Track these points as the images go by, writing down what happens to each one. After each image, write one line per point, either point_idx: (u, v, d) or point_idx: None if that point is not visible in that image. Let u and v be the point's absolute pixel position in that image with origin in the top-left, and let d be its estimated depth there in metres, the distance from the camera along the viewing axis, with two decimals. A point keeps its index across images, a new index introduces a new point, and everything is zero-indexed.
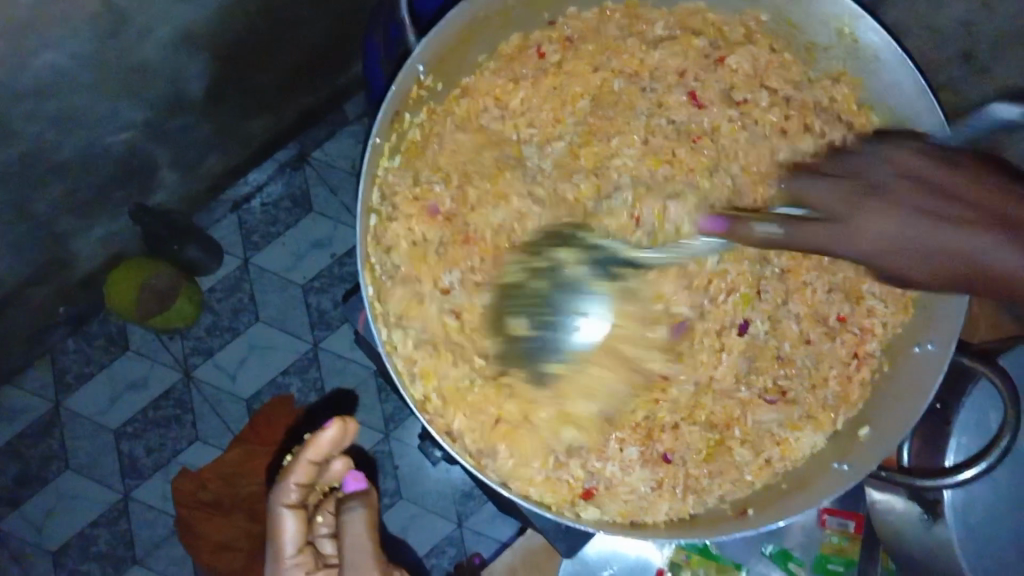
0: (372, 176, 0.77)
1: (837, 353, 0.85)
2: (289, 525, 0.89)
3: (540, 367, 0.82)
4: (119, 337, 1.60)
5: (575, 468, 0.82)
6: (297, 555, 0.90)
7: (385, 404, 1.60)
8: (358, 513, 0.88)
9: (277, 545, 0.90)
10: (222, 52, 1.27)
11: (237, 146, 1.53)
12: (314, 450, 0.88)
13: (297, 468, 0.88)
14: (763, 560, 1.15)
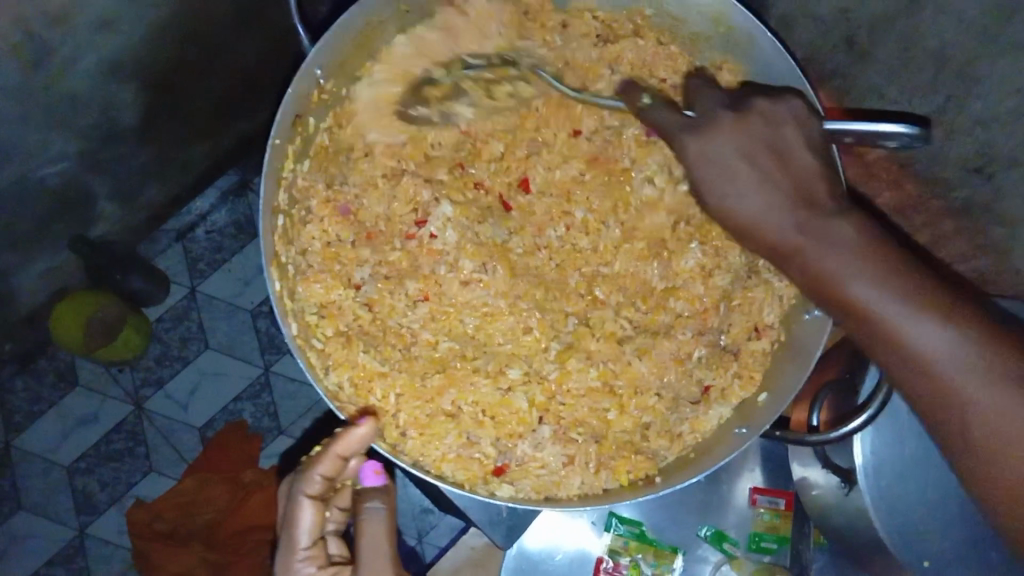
0: (277, 181, 0.80)
1: (738, 327, 0.89)
2: (305, 516, 0.85)
3: (464, 353, 0.89)
4: (69, 373, 1.60)
5: (486, 446, 0.87)
6: (310, 548, 0.86)
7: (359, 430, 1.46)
8: (377, 515, 0.88)
9: (290, 535, 0.86)
10: (150, 82, 1.27)
11: (178, 172, 1.52)
12: (342, 445, 0.82)
13: (324, 460, 0.82)
14: (701, 543, 1.16)
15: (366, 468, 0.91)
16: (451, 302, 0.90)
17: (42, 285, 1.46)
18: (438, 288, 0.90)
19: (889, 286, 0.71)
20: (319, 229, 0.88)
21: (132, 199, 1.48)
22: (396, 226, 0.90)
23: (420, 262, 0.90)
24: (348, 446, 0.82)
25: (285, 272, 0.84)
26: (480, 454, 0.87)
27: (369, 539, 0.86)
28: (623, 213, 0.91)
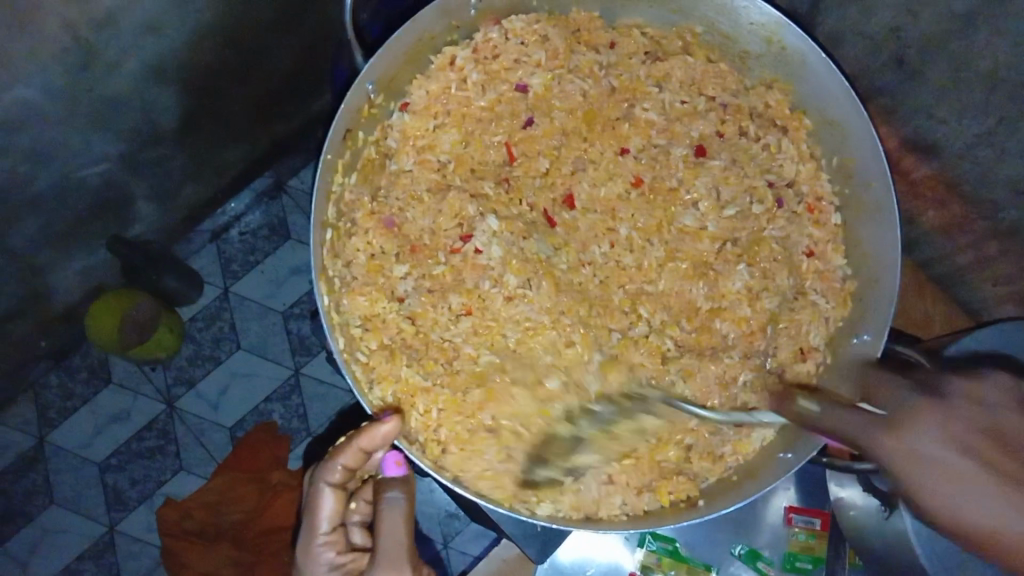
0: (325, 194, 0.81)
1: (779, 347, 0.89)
2: (327, 503, 0.87)
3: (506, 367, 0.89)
4: (102, 369, 1.61)
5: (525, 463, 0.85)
6: (329, 533, 0.88)
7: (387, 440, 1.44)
8: (397, 505, 0.86)
9: (313, 519, 0.87)
10: (191, 85, 1.28)
11: (215, 174, 1.53)
12: (367, 440, 0.82)
13: (347, 453, 0.82)
14: (733, 561, 1.15)
15: (385, 459, 0.89)
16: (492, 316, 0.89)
17: (79, 283, 1.48)
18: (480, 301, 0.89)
19: (945, 464, 0.66)
20: (364, 241, 0.88)
21: (168, 199, 1.49)
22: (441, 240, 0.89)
23: (465, 278, 0.89)
24: (374, 442, 0.81)
25: (329, 283, 0.85)
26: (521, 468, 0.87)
27: (385, 525, 0.86)
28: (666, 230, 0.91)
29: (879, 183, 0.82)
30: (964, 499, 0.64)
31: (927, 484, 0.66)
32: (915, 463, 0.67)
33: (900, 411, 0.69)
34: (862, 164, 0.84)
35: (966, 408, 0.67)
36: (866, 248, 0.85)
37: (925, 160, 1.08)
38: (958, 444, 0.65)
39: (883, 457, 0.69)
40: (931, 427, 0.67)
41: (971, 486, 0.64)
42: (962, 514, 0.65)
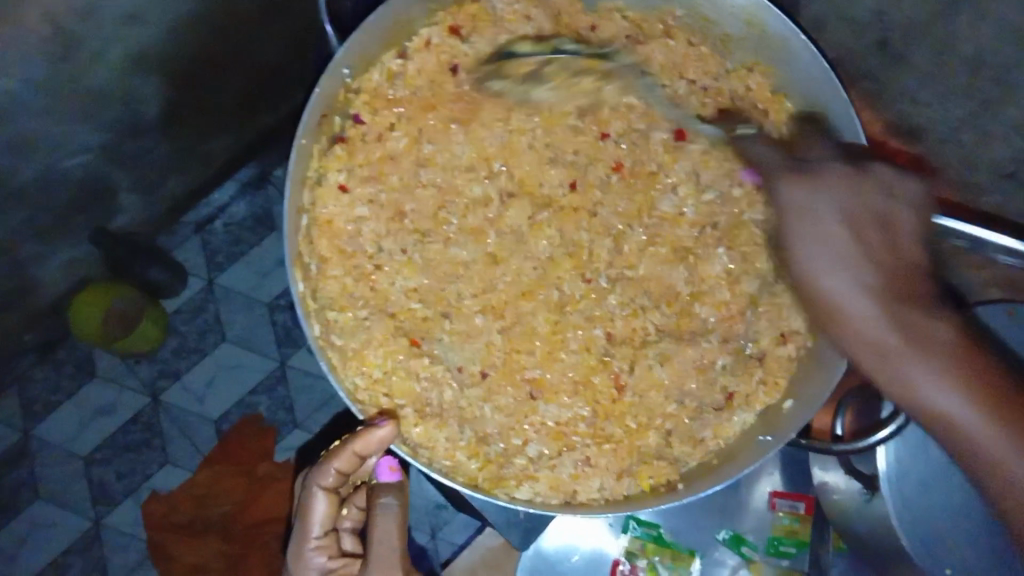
0: (301, 177, 0.81)
1: (762, 332, 0.88)
2: (320, 506, 0.87)
3: (490, 354, 0.89)
4: (88, 363, 1.60)
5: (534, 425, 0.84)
6: (322, 537, 0.89)
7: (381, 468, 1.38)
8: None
9: (305, 523, 0.88)
10: (175, 74, 1.27)
11: (199, 164, 1.51)
12: (363, 444, 0.80)
13: (340, 455, 0.80)
14: (718, 547, 1.15)
15: (384, 465, 0.84)
16: (473, 300, 0.89)
17: (63, 276, 1.46)
18: (458, 287, 0.89)
19: (835, 238, 0.78)
20: (344, 227, 0.87)
21: (152, 190, 1.48)
22: (423, 227, 0.89)
23: (446, 265, 0.89)
24: (370, 447, 0.80)
25: (306, 269, 0.84)
26: (499, 447, 0.87)
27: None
28: (649, 215, 0.90)
29: (860, 169, 0.81)
30: (833, 277, 0.78)
31: (808, 249, 0.80)
32: (808, 231, 0.80)
33: (806, 175, 0.81)
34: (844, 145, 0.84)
35: (854, 195, 0.78)
36: None
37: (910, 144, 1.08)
38: (841, 220, 0.78)
39: (786, 210, 0.82)
40: (822, 198, 0.79)
41: (836, 261, 0.78)
42: (826, 286, 0.79)
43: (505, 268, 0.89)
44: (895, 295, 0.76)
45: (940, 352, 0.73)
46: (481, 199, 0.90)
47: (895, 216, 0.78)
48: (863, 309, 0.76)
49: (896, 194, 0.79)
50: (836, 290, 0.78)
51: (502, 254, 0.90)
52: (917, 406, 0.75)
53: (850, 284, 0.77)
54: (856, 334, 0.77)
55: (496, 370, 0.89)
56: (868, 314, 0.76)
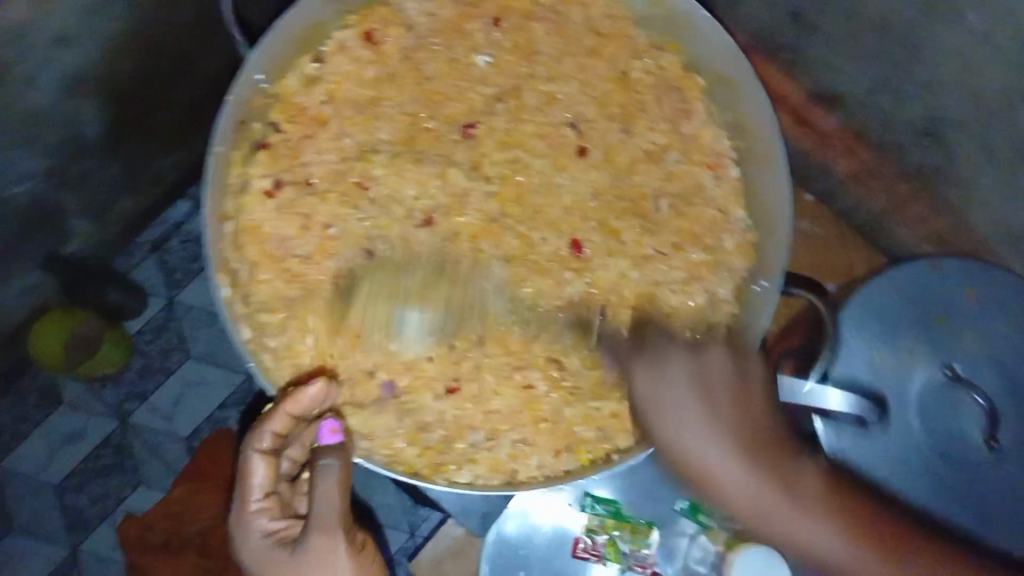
0: (223, 183, 0.83)
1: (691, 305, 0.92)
2: (258, 469, 0.88)
3: (433, 346, 0.90)
4: (53, 391, 1.60)
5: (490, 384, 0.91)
6: (262, 500, 0.89)
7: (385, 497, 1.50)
8: (330, 470, 0.82)
9: (244, 487, 0.88)
10: (113, 95, 1.27)
11: (147, 184, 1.52)
12: (294, 404, 0.83)
13: (274, 417, 0.83)
14: (677, 519, 1.16)
15: (321, 429, 0.86)
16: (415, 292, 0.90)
17: (20, 307, 1.46)
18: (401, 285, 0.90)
19: (703, 418, 0.87)
20: (273, 232, 0.88)
21: (103, 215, 1.48)
22: (352, 225, 0.89)
23: (379, 264, 0.90)
24: (302, 404, 0.83)
25: (234, 276, 0.86)
26: (437, 436, 0.91)
27: (319, 493, 0.83)
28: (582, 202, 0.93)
29: (768, 138, 0.86)
30: (775, 506, 0.86)
31: (693, 438, 0.87)
32: (681, 413, 0.87)
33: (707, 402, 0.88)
34: (752, 115, 0.88)
35: (764, 433, 0.88)
36: (763, 203, 0.89)
37: (834, 110, 1.10)
38: (739, 432, 0.87)
39: (654, 400, 0.89)
40: (710, 454, 0.87)
41: (709, 428, 0.87)
42: (703, 454, 0.87)
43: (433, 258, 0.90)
44: (825, 510, 0.86)
45: (880, 544, 0.84)
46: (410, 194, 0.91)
47: (747, 391, 0.88)
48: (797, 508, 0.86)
49: (745, 395, 0.88)
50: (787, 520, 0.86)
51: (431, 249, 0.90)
52: None
53: (788, 499, 0.86)
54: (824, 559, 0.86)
55: (437, 361, 0.91)
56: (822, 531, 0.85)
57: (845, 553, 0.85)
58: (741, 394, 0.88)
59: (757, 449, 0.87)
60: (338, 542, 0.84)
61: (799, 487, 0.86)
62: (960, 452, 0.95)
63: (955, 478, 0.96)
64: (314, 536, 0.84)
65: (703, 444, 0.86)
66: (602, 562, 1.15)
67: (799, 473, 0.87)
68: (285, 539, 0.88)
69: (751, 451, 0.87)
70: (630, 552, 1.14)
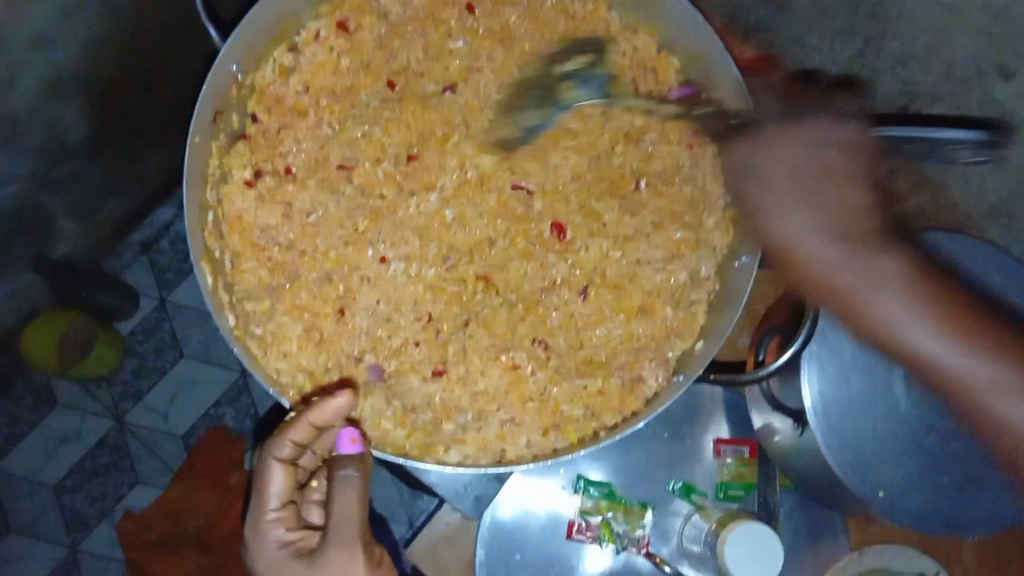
0: (202, 174, 0.84)
1: (672, 283, 0.93)
2: (277, 478, 0.87)
3: (418, 331, 0.91)
4: (47, 393, 1.61)
5: (476, 367, 0.91)
6: (280, 509, 0.88)
7: (380, 488, 1.56)
8: (349, 483, 0.82)
9: (261, 495, 0.87)
10: (91, 95, 1.27)
11: (133, 184, 1.52)
12: (318, 415, 0.83)
13: (297, 427, 0.82)
14: (671, 499, 1.17)
15: (341, 437, 0.86)
16: (399, 279, 0.91)
17: (9, 310, 1.46)
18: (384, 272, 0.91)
19: (794, 202, 0.82)
20: (255, 220, 0.89)
21: (90, 216, 1.48)
22: (333, 213, 0.91)
23: (361, 250, 0.91)
24: (325, 415, 0.83)
25: (219, 267, 0.87)
26: (425, 417, 0.89)
27: (338, 504, 0.81)
28: (564, 185, 0.93)
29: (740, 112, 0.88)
30: (902, 310, 0.81)
31: (786, 222, 0.82)
32: (770, 200, 0.83)
33: (800, 199, 0.82)
34: (728, 92, 0.89)
35: (862, 169, 0.81)
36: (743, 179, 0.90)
37: None
38: (859, 224, 0.81)
39: (749, 190, 0.85)
40: (808, 243, 0.82)
41: (807, 221, 0.81)
42: (794, 240, 0.82)
43: (414, 244, 0.91)
44: (954, 320, 0.80)
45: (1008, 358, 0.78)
46: (390, 181, 0.91)
47: (847, 169, 0.81)
48: (903, 303, 0.81)
49: (839, 146, 0.82)
50: (891, 318, 0.81)
51: (412, 235, 0.91)
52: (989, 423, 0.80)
53: (887, 293, 0.81)
54: (933, 368, 0.80)
55: (423, 346, 0.91)
56: (931, 335, 0.80)
57: (958, 358, 0.79)
58: (842, 179, 0.81)
59: (846, 223, 0.81)
60: (358, 556, 0.82)
61: (892, 283, 0.81)
62: (944, 424, 0.98)
63: (940, 449, 0.99)
64: (334, 550, 0.81)
65: (798, 234, 0.82)
66: (596, 543, 1.15)
67: (901, 268, 0.81)
68: (301, 550, 0.87)
69: (851, 242, 0.81)
70: (624, 532, 1.15)
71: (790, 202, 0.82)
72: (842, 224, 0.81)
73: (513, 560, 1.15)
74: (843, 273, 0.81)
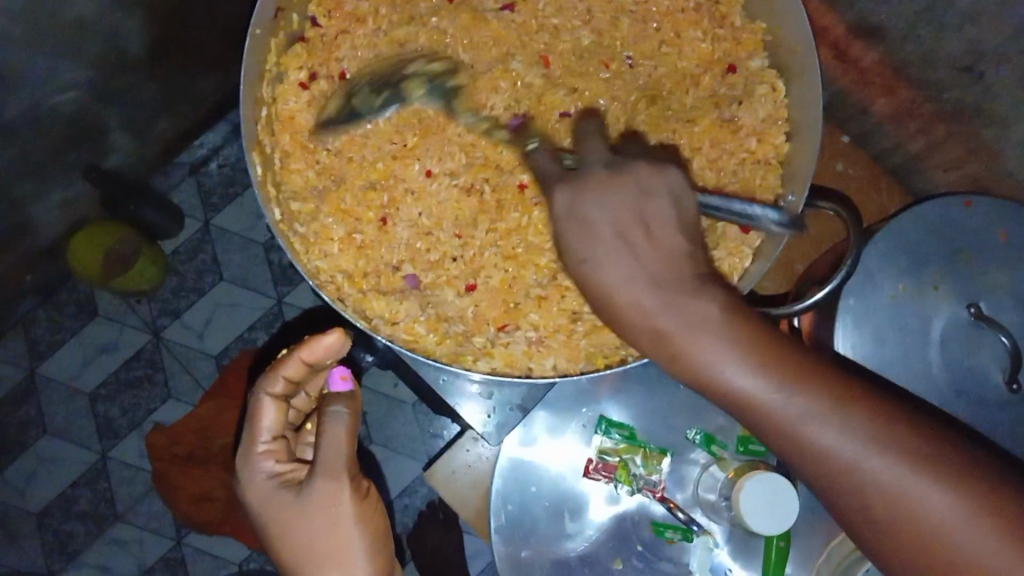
0: (259, 70, 0.86)
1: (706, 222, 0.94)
2: (269, 412, 0.94)
3: (467, 252, 0.93)
4: (89, 303, 1.65)
5: (510, 290, 0.92)
6: (270, 442, 0.95)
7: (400, 423, 1.61)
8: (340, 418, 0.90)
9: (252, 429, 0.94)
10: (157, 9, 1.28)
11: (187, 103, 1.54)
12: (309, 351, 0.93)
13: (289, 363, 0.93)
14: (690, 447, 1.17)
15: (333, 375, 0.97)
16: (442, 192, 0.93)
17: (61, 216, 1.50)
18: (428, 186, 0.93)
19: (608, 240, 0.69)
20: (306, 123, 0.90)
21: (143, 131, 1.51)
22: (379, 123, 0.92)
23: (408, 163, 0.92)
24: (315, 352, 0.93)
25: (266, 170, 0.88)
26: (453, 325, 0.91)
27: (329, 436, 0.90)
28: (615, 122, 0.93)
29: (806, 48, 0.86)
30: (718, 352, 0.69)
31: (619, 273, 0.69)
32: (598, 239, 0.70)
33: (627, 245, 0.69)
34: (795, 27, 0.87)
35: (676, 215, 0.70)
36: (803, 118, 0.88)
37: (871, 46, 1.06)
38: (680, 273, 0.69)
39: (573, 246, 0.70)
40: (659, 315, 0.69)
41: (627, 264, 0.69)
42: (625, 295, 0.69)
43: (459, 159, 0.92)
44: (782, 362, 0.71)
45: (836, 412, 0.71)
46: (439, 96, 0.92)
47: (627, 198, 0.70)
48: (737, 356, 0.70)
49: (673, 196, 0.71)
50: (722, 371, 0.70)
51: (458, 150, 0.92)
52: (834, 469, 0.71)
53: (702, 336, 0.69)
54: (774, 424, 0.71)
55: (461, 261, 0.93)
56: (765, 393, 0.71)
57: (785, 407, 0.71)
58: (647, 215, 0.70)
59: (659, 264, 0.69)
60: (343, 486, 0.91)
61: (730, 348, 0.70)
62: (977, 390, 0.96)
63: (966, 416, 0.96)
64: (320, 480, 0.90)
65: (644, 304, 0.69)
66: (611, 482, 1.16)
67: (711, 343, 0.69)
68: (291, 480, 0.94)
69: (695, 311, 0.69)
70: (640, 474, 1.15)
71: (604, 233, 0.70)
72: (651, 274, 0.69)
73: (529, 493, 1.16)
74: (765, 397, 0.71)
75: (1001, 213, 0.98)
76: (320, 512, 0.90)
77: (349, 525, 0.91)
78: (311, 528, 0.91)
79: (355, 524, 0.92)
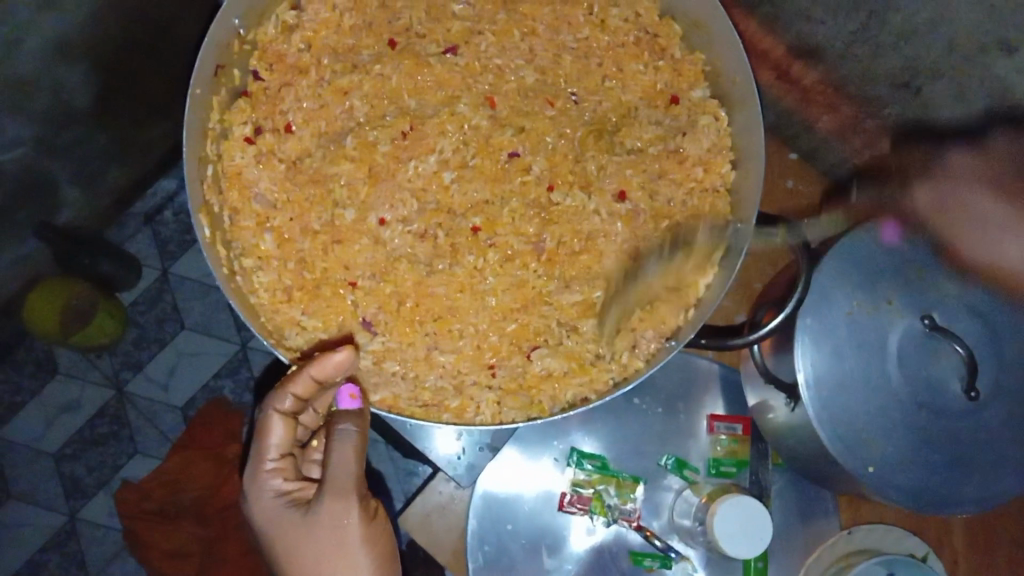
0: (203, 128, 0.85)
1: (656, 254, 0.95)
2: (277, 429, 0.91)
3: (429, 303, 0.92)
4: (48, 361, 1.61)
5: (470, 330, 0.93)
6: (277, 460, 0.93)
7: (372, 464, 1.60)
8: (348, 437, 0.85)
9: (262, 445, 0.93)
10: (98, 61, 1.27)
11: (137, 154, 1.52)
12: (319, 369, 0.84)
13: (297, 381, 0.84)
14: (662, 473, 1.17)
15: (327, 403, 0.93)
16: (397, 241, 0.92)
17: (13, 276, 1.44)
18: (384, 234, 0.92)
19: None
20: (254, 177, 0.90)
21: (94, 184, 1.48)
22: (325, 172, 0.91)
23: (361, 212, 0.92)
24: (325, 371, 0.84)
25: (219, 226, 0.87)
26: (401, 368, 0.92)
27: (336, 458, 0.86)
28: (564, 156, 0.94)
29: (742, 78, 0.87)
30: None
31: None
32: None
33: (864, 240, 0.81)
34: (731, 60, 0.88)
35: None
36: (746, 146, 0.90)
37: (812, 65, 1.07)
38: None
39: None
40: None
41: None
42: None
43: (411, 205, 0.92)
44: None
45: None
46: (386, 142, 0.92)
47: None
48: None
49: None
50: None
51: (410, 197, 0.92)
52: None
53: None
54: None
55: (419, 307, 0.92)
56: None
57: None
58: None
59: None
60: (352, 506, 0.89)
61: None
62: (937, 402, 0.95)
63: (924, 425, 0.96)
64: (328, 500, 0.88)
65: None
66: (587, 515, 1.15)
67: None
68: (299, 500, 0.93)
69: None
70: (615, 504, 1.14)
71: None
72: None
73: (505, 531, 1.15)
74: None
75: (914, 230, 0.99)
76: (327, 531, 0.89)
77: (355, 546, 0.90)
78: (316, 550, 0.90)
79: (363, 545, 0.91)
